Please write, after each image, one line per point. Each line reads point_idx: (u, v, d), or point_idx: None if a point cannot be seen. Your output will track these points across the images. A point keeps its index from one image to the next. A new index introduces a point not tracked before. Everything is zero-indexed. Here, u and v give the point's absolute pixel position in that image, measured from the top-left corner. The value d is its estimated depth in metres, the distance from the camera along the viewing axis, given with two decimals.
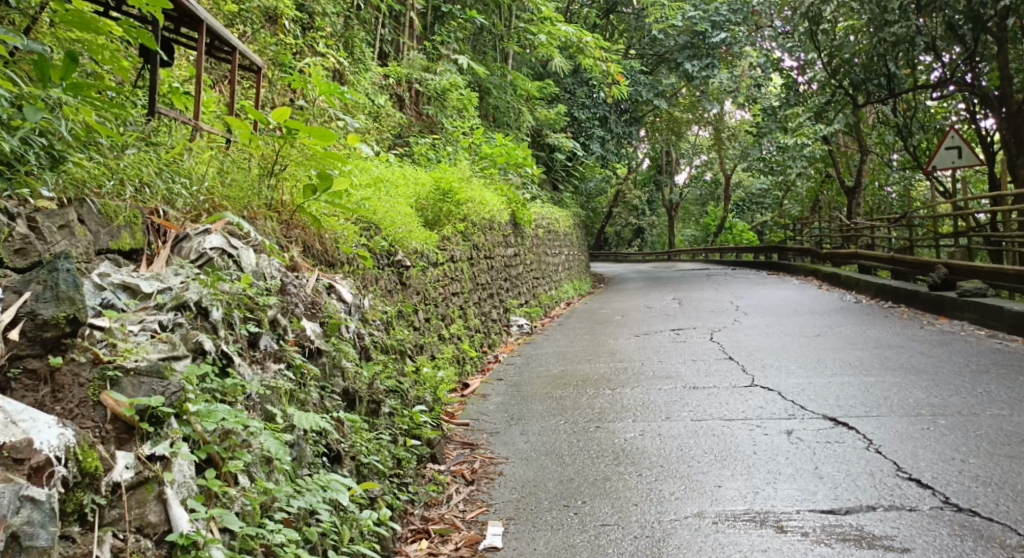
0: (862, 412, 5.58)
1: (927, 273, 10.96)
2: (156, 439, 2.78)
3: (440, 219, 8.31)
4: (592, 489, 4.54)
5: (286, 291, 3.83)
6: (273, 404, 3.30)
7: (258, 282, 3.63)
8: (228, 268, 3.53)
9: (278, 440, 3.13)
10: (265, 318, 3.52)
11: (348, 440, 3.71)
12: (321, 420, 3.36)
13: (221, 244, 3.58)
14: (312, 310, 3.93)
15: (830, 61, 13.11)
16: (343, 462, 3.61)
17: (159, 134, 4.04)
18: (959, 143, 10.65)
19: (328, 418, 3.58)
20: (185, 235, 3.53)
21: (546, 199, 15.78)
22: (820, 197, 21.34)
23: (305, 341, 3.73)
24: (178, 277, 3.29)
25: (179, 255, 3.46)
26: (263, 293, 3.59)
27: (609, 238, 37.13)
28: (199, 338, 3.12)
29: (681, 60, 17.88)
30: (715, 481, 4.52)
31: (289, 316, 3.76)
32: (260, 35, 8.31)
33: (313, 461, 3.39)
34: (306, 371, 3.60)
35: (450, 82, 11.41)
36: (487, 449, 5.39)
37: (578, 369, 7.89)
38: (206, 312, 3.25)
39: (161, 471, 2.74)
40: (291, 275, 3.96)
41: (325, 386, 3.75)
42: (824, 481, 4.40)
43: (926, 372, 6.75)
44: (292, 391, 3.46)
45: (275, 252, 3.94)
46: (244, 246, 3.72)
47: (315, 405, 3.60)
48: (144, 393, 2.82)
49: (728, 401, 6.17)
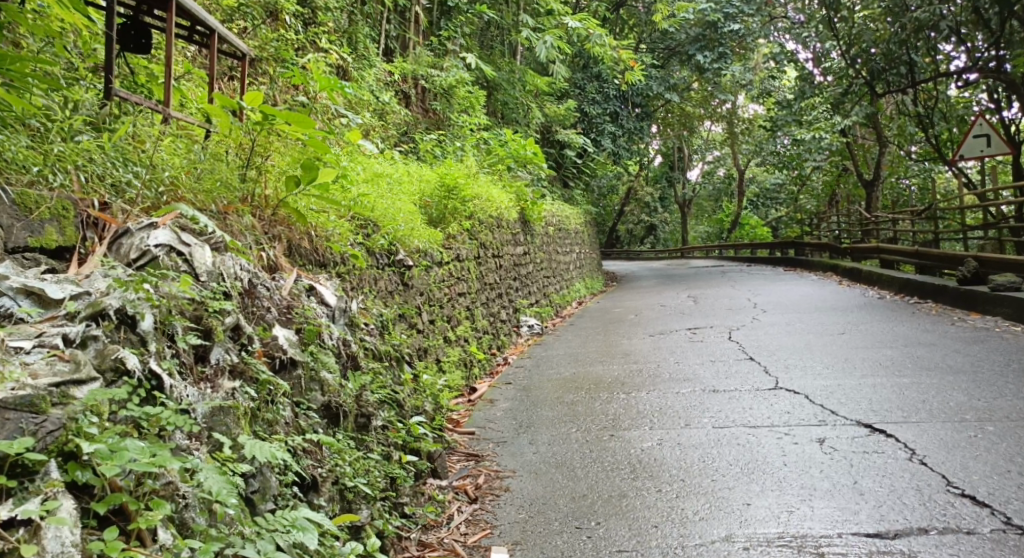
0: (899, 417, 5.17)
1: (955, 267, 10.49)
2: (22, 496, 2.34)
3: (445, 217, 7.89)
4: (607, 507, 4.15)
5: (253, 295, 3.46)
6: (225, 430, 2.92)
7: (211, 284, 3.22)
8: (175, 268, 3.14)
9: (225, 477, 2.74)
10: (216, 328, 3.11)
11: (326, 464, 3.32)
12: (281, 450, 2.96)
13: (169, 241, 3.19)
14: (285, 316, 3.56)
15: (849, 50, 12.66)
16: (319, 490, 3.23)
17: (118, 120, 3.73)
18: (988, 131, 10.12)
19: (298, 442, 3.19)
20: (128, 232, 3.18)
21: (557, 198, 15.39)
22: (837, 191, 20.84)
23: (275, 352, 3.36)
24: (103, 280, 2.98)
25: (117, 255, 3.12)
26: (218, 298, 3.20)
27: (620, 237, 36.73)
28: (119, 355, 2.71)
29: (692, 53, 17.34)
30: (744, 498, 4.12)
31: (256, 325, 3.40)
32: (261, 31, 7.88)
33: (280, 493, 3.00)
34: (274, 387, 3.21)
35: (456, 78, 10.96)
36: (492, 461, 4.99)
37: (590, 372, 7.48)
38: (131, 322, 2.84)
39: (23, 540, 2.28)
40: (261, 277, 3.58)
41: (299, 403, 3.38)
42: (865, 498, 4.01)
43: (964, 372, 6.31)
44: (252, 412, 3.08)
45: (242, 251, 3.54)
46: (200, 243, 3.31)
47: (287, 426, 3.23)
48: (7, 434, 2.39)
49: (752, 406, 5.76)
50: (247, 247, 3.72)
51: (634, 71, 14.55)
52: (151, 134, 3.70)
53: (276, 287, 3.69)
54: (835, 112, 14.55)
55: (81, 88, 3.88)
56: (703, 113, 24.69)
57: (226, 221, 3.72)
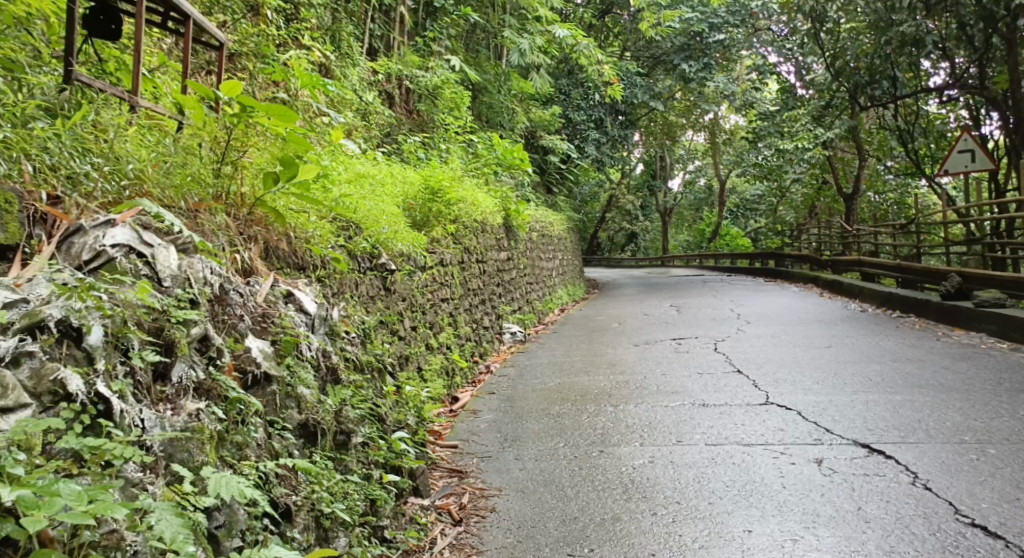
0: (898, 437, 4.97)
1: (937, 281, 10.33)
2: None
3: (429, 221, 7.64)
4: (599, 533, 3.93)
5: (225, 302, 3.20)
6: (187, 460, 2.67)
7: (175, 291, 2.96)
8: (133, 273, 2.87)
9: (182, 518, 2.49)
10: (179, 340, 2.85)
11: (301, 491, 3.06)
12: (249, 485, 2.71)
13: (127, 241, 2.93)
14: (260, 326, 3.31)
15: (834, 63, 12.54)
16: (293, 521, 2.97)
17: (77, 108, 3.48)
18: (973, 146, 9.86)
19: (272, 468, 2.94)
20: (81, 230, 2.91)
21: (540, 203, 15.15)
22: (817, 203, 20.78)
23: (247, 365, 3.10)
24: (44, 285, 2.67)
25: (67, 256, 2.85)
26: (183, 306, 2.93)
27: (601, 244, 36.59)
28: (60, 375, 2.47)
29: (677, 62, 17.11)
30: (744, 524, 3.90)
31: (227, 335, 3.14)
32: (241, 26, 7.58)
33: (249, 527, 2.75)
34: (245, 406, 2.97)
35: (442, 80, 10.71)
36: (477, 477, 4.75)
37: (575, 382, 7.24)
38: (76, 336, 2.57)
39: None
40: (235, 281, 3.32)
41: (273, 422, 3.12)
42: (871, 526, 3.80)
43: (958, 390, 6.12)
44: (219, 436, 2.82)
45: (213, 255, 3.27)
46: (163, 243, 3.05)
47: (259, 450, 2.98)
48: None
49: (744, 422, 5.54)
50: (219, 249, 3.46)
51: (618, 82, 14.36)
52: (115, 124, 3.45)
53: (250, 293, 3.43)
54: (819, 124, 14.42)
55: (42, 75, 3.62)
56: (685, 122, 24.57)
57: (197, 220, 3.47)
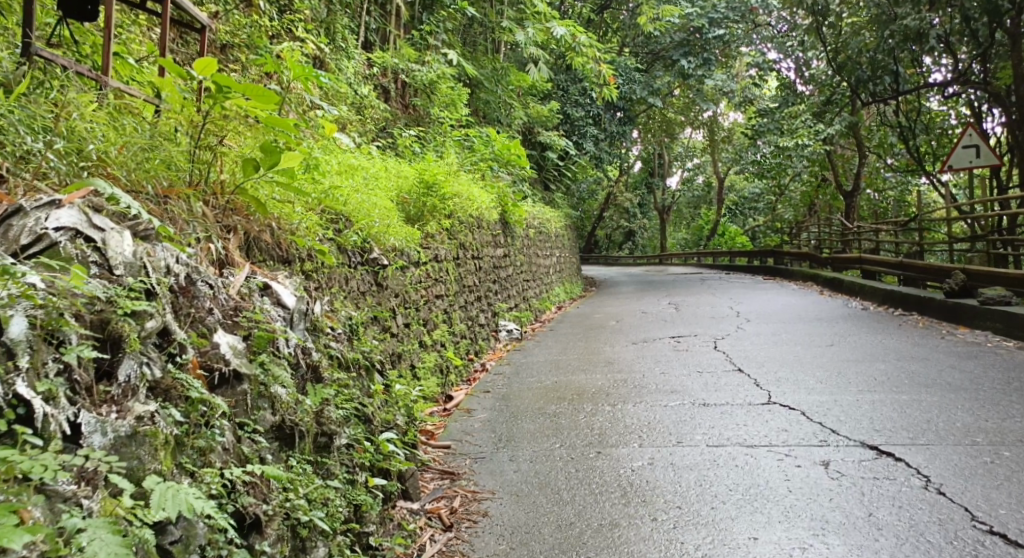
0: (907, 438, 4.77)
1: (940, 278, 10.12)
2: None
3: (424, 216, 7.42)
4: (597, 540, 3.74)
5: (191, 294, 3.00)
6: (135, 470, 2.48)
7: (124, 279, 2.73)
8: (77, 259, 2.66)
9: (121, 537, 2.32)
10: (128, 333, 2.63)
11: (274, 498, 2.87)
12: (201, 501, 2.51)
13: (73, 224, 2.72)
14: (230, 321, 3.10)
15: (836, 58, 12.30)
16: (263, 532, 2.79)
17: (38, 87, 3.30)
18: (977, 141, 9.58)
19: (238, 475, 2.74)
20: (20, 210, 2.69)
21: (538, 200, 14.94)
22: (816, 201, 20.61)
23: (213, 364, 2.91)
24: None
25: (4, 241, 2.62)
26: (134, 296, 2.71)
27: (600, 242, 36.42)
28: None
29: (676, 58, 16.81)
30: (749, 531, 3.71)
31: (192, 330, 2.93)
32: (234, 16, 7.37)
33: (209, 540, 2.57)
34: (209, 407, 2.77)
35: (438, 74, 10.47)
36: (469, 480, 4.56)
37: (573, 381, 7.04)
38: None
39: None
40: (203, 273, 3.11)
41: (244, 425, 2.92)
42: (884, 534, 3.61)
43: (966, 390, 5.92)
44: (177, 441, 2.62)
45: (175, 242, 3.06)
46: (113, 227, 2.83)
47: (226, 455, 2.79)
48: None
49: (746, 422, 5.34)
50: (190, 239, 3.26)
51: (611, 85, 14.32)
52: (78, 103, 3.27)
53: (223, 285, 3.23)
54: (819, 120, 14.21)
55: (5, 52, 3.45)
56: (684, 120, 24.33)
57: (166, 206, 3.28)
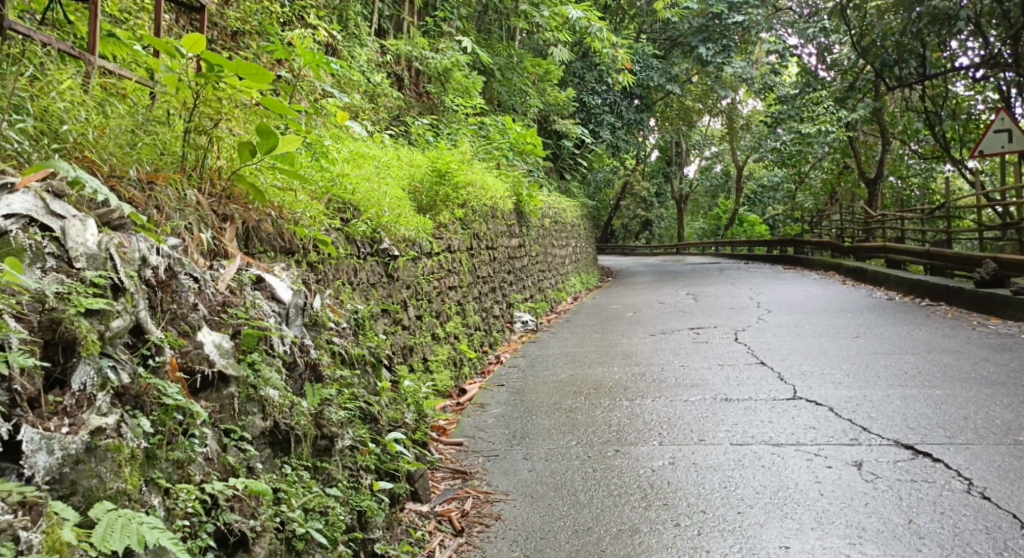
0: (944, 438, 4.52)
1: (970, 268, 9.80)
2: None
3: (436, 205, 7.19)
4: (617, 547, 3.52)
5: (172, 289, 2.80)
6: (95, 489, 2.28)
7: (84, 274, 2.48)
8: (30, 250, 2.42)
9: None
10: (87, 335, 2.38)
11: (263, 510, 2.69)
12: (159, 533, 2.27)
13: (27, 210, 2.49)
14: (216, 318, 2.91)
15: (861, 42, 11.94)
16: (250, 549, 2.61)
17: (13, 64, 3.10)
18: (1009, 126, 9.21)
19: (217, 489, 2.55)
20: None
21: (554, 190, 14.68)
22: (837, 189, 20.26)
23: (194, 366, 2.71)
24: None
25: None
26: (95, 293, 2.46)
27: (616, 231, 36.16)
28: None
29: (694, 44, 16.46)
30: (779, 539, 3.48)
31: (172, 328, 2.74)
32: (244, 2, 7.12)
33: None
34: (186, 415, 2.58)
35: (453, 61, 10.23)
36: (481, 479, 4.35)
37: (589, 374, 6.81)
38: None
39: None
40: (186, 266, 2.91)
41: (230, 432, 2.74)
42: (926, 543, 3.38)
43: (1002, 385, 5.66)
44: (145, 454, 2.43)
45: (152, 232, 2.86)
46: (74, 215, 2.59)
47: (207, 467, 2.61)
48: None
49: (772, 419, 5.10)
50: (179, 230, 3.08)
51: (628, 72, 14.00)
52: (56, 82, 3.08)
53: (211, 278, 3.04)
54: (842, 106, 13.85)
55: None
56: (702, 107, 23.96)
57: (150, 193, 3.11)
